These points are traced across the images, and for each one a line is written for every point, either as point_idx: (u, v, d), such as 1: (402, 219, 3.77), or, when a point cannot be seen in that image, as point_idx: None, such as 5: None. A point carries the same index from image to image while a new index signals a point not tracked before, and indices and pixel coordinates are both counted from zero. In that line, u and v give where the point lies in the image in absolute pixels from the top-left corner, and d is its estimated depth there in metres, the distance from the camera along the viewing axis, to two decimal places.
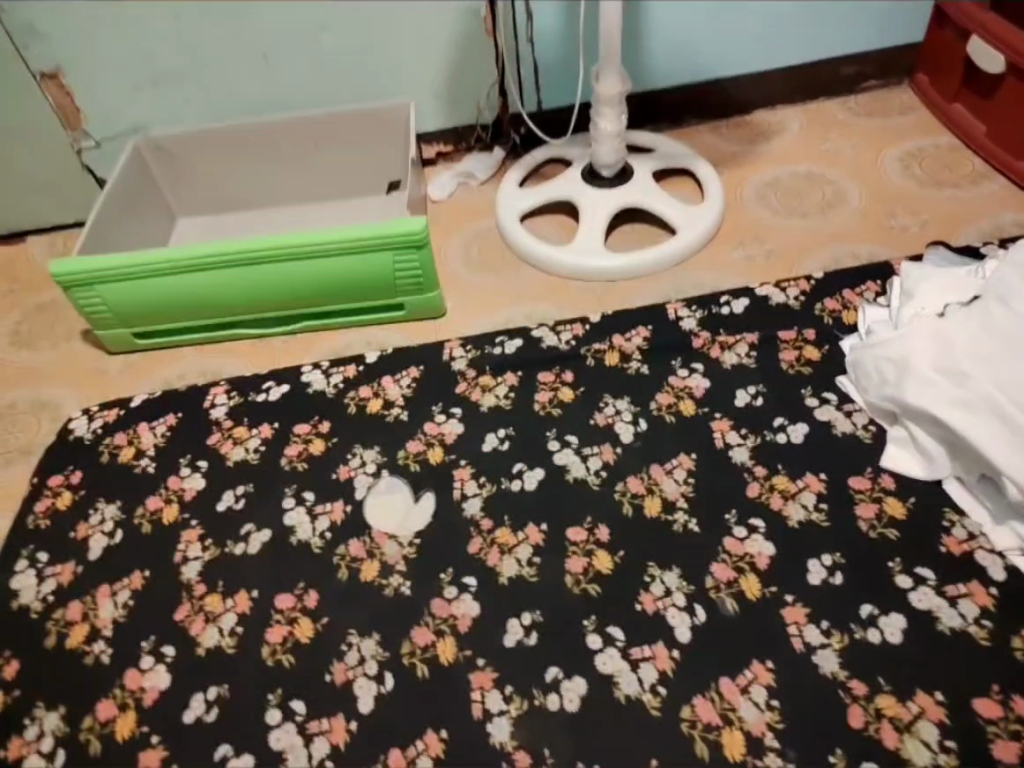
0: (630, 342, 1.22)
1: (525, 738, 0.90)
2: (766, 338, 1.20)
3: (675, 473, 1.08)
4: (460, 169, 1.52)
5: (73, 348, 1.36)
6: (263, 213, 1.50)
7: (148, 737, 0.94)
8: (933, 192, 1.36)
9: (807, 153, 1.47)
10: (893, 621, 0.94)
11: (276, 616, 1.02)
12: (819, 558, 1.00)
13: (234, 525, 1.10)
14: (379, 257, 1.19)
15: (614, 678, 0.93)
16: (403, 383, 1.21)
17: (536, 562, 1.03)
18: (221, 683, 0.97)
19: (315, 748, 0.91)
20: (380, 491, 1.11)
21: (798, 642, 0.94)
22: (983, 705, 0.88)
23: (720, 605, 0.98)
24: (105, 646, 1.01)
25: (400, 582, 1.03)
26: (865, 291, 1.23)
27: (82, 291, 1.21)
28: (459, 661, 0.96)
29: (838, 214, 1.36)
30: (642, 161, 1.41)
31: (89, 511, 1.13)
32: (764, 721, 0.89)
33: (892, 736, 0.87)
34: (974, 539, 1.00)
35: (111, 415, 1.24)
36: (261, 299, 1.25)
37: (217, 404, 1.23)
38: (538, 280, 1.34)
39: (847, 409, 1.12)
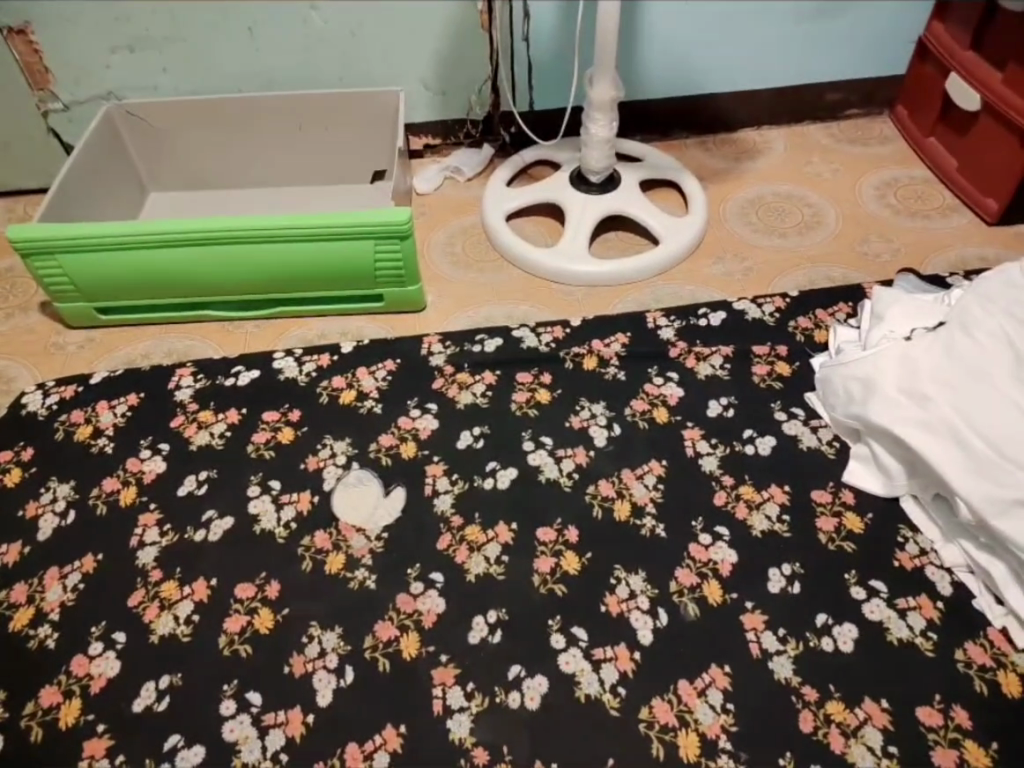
0: (608, 347, 1.23)
1: (484, 735, 0.90)
2: (740, 352, 1.22)
3: (645, 478, 1.10)
4: (447, 164, 1.52)
5: (31, 319, 1.31)
6: (239, 193, 1.47)
7: (94, 725, 0.90)
8: (905, 221, 1.41)
9: (788, 174, 1.51)
10: (846, 631, 0.97)
11: (235, 606, 0.99)
12: (779, 567, 1.02)
13: (196, 511, 1.07)
14: (360, 246, 1.17)
15: (575, 677, 0.94)
16: (378, 375, 1.20)
17: (503, 561, 1.03)
18: (173, 672, 0.94)
19: (269, 741, 0.90)
20: (349, 483, 1.09)
21: (755, 647, 0.96)
22: (925, 712, 0.91)
23: (681, 610, 0.99)
24: (50, 631, 0.97)
25: (365, 576, 1.02)
26: (836, 313, 1.26)
27: (42, 259, 1.16)
28: (421, 657, 0.95)
29: (816, 236, 1.39)
30: (631, 169, 1.42)
31: (40, 490, 1.09)
32: (719, 723, 0.91)
33: (838, 739, 0.90)
34: (925, 554, 1.04)
35: (67, 392, 1.19)
36: (235, 281, 1.22)
37: (182, 386, 1.19)
38: (520, 280, 1.34)
39: (814, 425, 1.15)
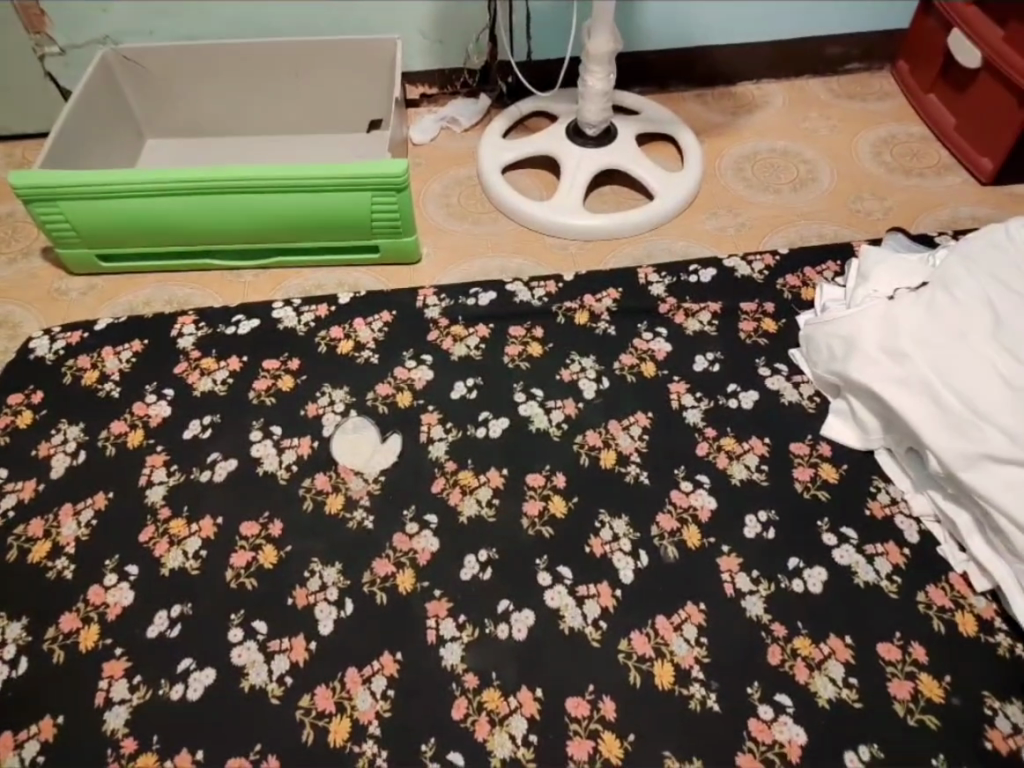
0: (600, 302, 1.26)
1: (475, 662, 0.97)
2: (728, 309, 1.25)
3: (630, 429, 1.15)
4: (444, 113, 1.51)
5: (33, 265, 1.33)
6: (234, 141, 1.46)
7: (112, 648, 0.98)
8: (899, 179, 1.42)
9: (785, 129, 1.51)
10: (816, 574, 1.04)
11: (240, 541, 1.05)
12: (756, 514, 1.08)
13: (201, 452, 1.12)
14: (356, 198, 1.19)
15: (560, 612, 1.01)
16: (375, 326, 1.23)
17: (494, 504, 1.08)
18: (183, 602, 1.01)
19: (275, 665, 0.97)
20: (347, 430, 1.14)
21: (729, 587, 1.03)
22: (886, 647, 0.98)
23: (661, 552, 1.05)
24: (68, 563, 1.03)
25: (363, 516, 1.07)
26: (825, 271, 1.29)
27: (44, 205, 1.18)
28: (416, 592, 1.02)
29: (808, 193, 1.40)
30: (626, 122, 1.42)
31: (51, 432, 1.13)
32: (693, 655, 0.98)
33: (803, 671, 0.97)
34: (896, 503, 1.09)
35: (74, 338, 1.22)
36: (234, 230, 1.23)
37: (184, 334, 1.23)
38: (514, 233, 1.36)
39: (796, 380, 1.19)
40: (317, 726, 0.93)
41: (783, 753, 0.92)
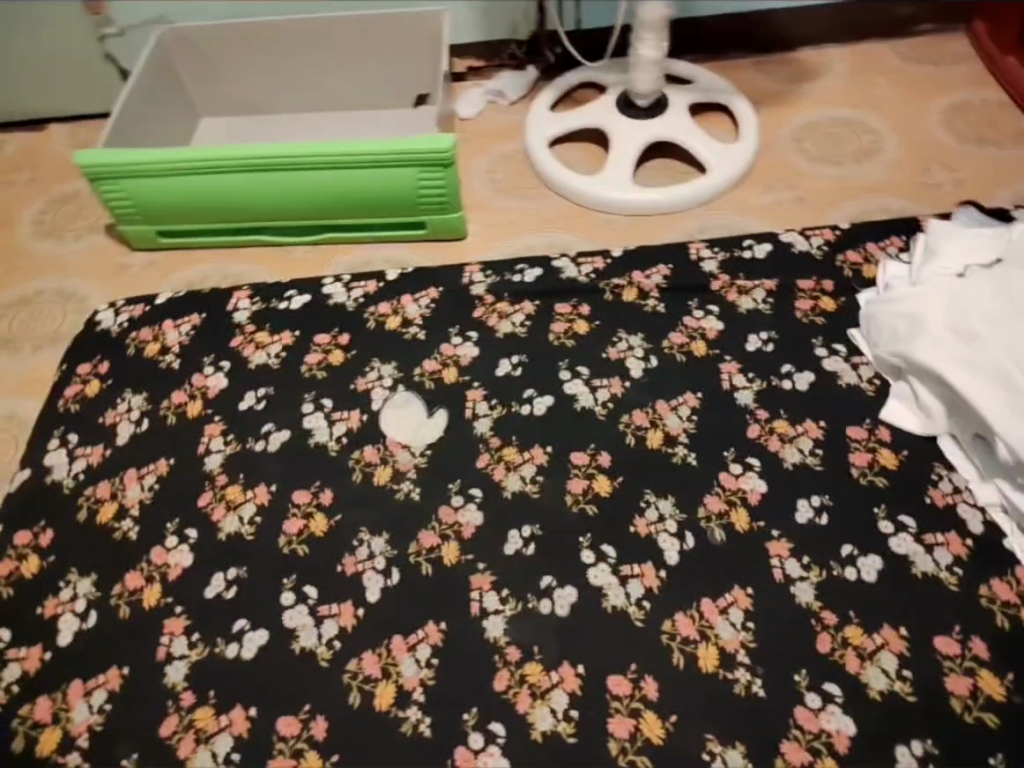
0: (649, 279, 1.23)
1: (517, 635, 0.98)
2: (783, 287, 1.21)
3: (679, 409, 1.12)
4: (489, 86, 1.49)
5: (99, 242, 1.39)
6: (285, 118, 1.48)
7: (173, 607, 1.02)
8: (974, 149, 1.33)
9: (851, 97, 1.43)
10: (870, 562, 1.00)
11: (294, 509, 1.08)
12: (808, 498, 1.05)
13: (255, 423, 1.15)
14: (404, 174, 1.19)
15: (602, 590, 1.00)
16: (421, 303, 1.24)
17: (538, 480, 1.08)
18: (240, 565, 1.05)
19: (324, 629, 1.00)
20: (395, 404, 1.15)
21: (778, 572, 1.00)
22: (943, 641, 0.94)
23: (708, 534, 1.03)
24: (132, 525, 1.09)
25: (410, 488, 1.09)
26: (889, 247, 1.23)
27: (108, 184, 1.22)
28: (460, 564, 1.03)
29: (874, 165, 1.34)
30: (678, 92, 1.38)
31: (117, 400, 1.19)
32: (738, 640, 0.96)
33: (854, 661, 0.94)
34: (959, 493, 1.04)
35: (137, 311, 1.27)
36: (285, 207, 1.26)
37: (239, 308, 1.26)
38: (563, 209, 1.34)
39: (856, 361, 1.14)
40: (363, 690, 0.96)
41: (829, 743, 0.89)
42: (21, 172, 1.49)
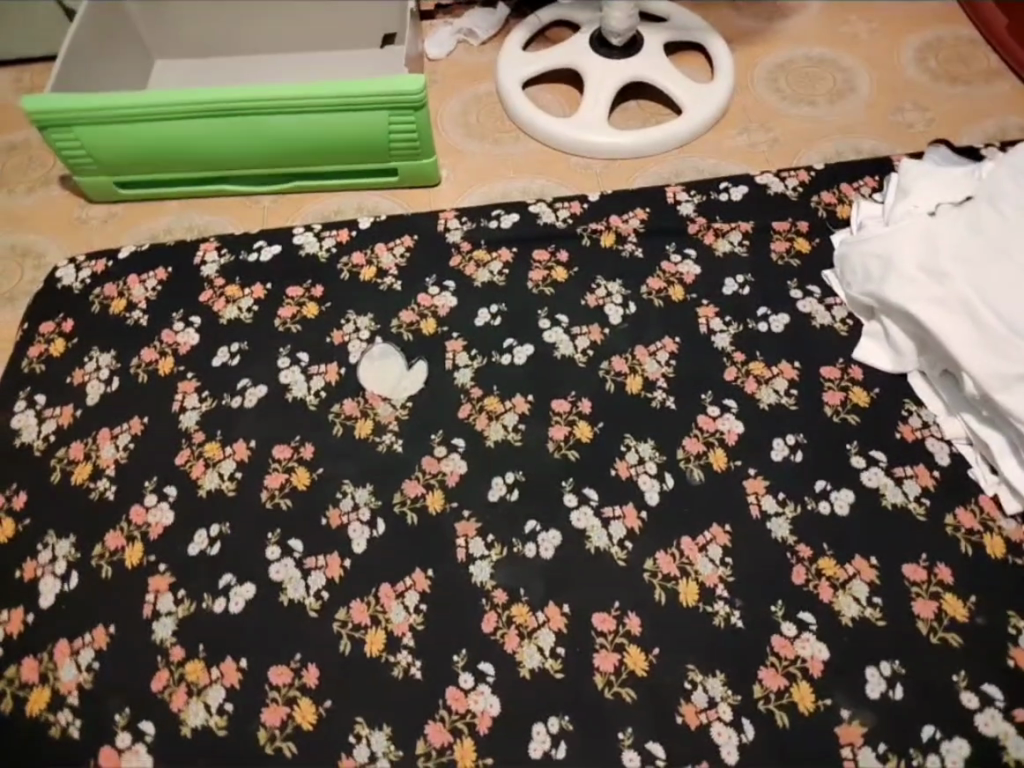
0: (626, 223, 1.23)
1: (503, 580, 1.00)
2: (759, 228, 1.22)
3: (657, 354, 1.13)
4: (460, 24, 1.45)
5: (53, 193, 1.32)
6: (245, 60, 1.41)
7: (155, 565, 1.01)
8: (944, 88, 1.34)
9: (824, 35, 1.42)
10: (843, 496, 1.04)
11: (274, 464, 1.07)
12: (784, 437, 1.07)
13: (230, 380, 1.13)
14: (372, 117, 1.15)
15: (586, 532, 1.02)
16: (397, 252, 1.22)
17: (520, 429, 1.09)
18: (222, 522, 1.04)
19: (312, 581, 1.00)
20: (374, 356, 1.14)
21: (755, 508, 1.03)
22: (911, 569, 0.99)
23: (688, 474, 1.05)
24: (109, 484, 1.07)
25: (393, 440, 1.09)
26: (861, 187, 1.24)
27: (60, 131, 1.16)
28: (445, 512, 1.04)
29: (846, 105, 1.34)
30: (653, 30, 1.35)
31: (83, 360, 1.15)
32: (717, 575, 0.99)
33: (827, 591, 0.98)
34: (927, 427, 1.08)
35: (99, 267, 1.23)
36: (250, 153, 1.21)
37: (208, 261, 1.22)
38: (537, 153, 1.32)
39: (829, 302, 1.16)
40: (354, 640, 0.97)
41: (805, 669, 0.94)
42: None
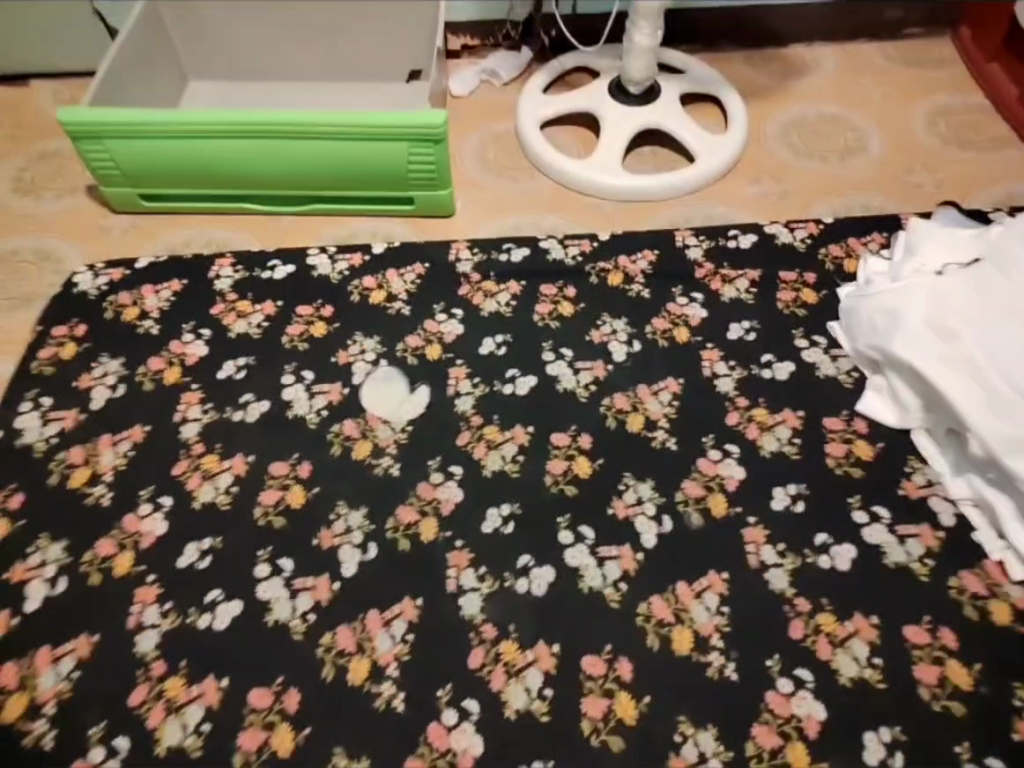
0: (635, 264, 1.24)
1: (493, 614, 0.99)
2: (766, 277, 1.23)
3: (660, 395, 1.14)
4: (484, 65, 1.50)
5: (77, 201, 1.35)
6: (275, 85, 1.45)
7: (144, 576, 1.00)
8: (953, 151, 1.37)
9: (837, 95, 1.46)
10: (844, 551, 1.02)
11: (270, 481, 1.07)
12: (783, 485, 1.07)
13: (235, 393, 1.14)
14: (394, 147, 1.18)
15: (580, 570, 1.01)
16: (408, 278, 1.24)
17: (519, 460, 1.09)
18: (215, 536, 1.03)
19: (299, 603, 0.99)
20: (378, 379, 1.15)
21: (754, 558, 1.02)
22: (913, 630, 0.97)
23: (686, 518, 1.05)
24: (106, 490, 1.06)
25: (391, 463, 1.08)
26: (869, 242, 1.26)
27: (91, 142, 1.19)
28: (439, 541, 1.03)
29: (857, 162, 1.37)
30: (671, 81, 1.39)
31: (92, 365, 1.16)
32: (712, 623, 0.98)
33: (825, 647, 0.96)
34: (932, 485, 1.07)
35: (115, 275, 1.25)
36: (272, 175, 1.24)
37: (222, 276, 1.24)
38: (552, 191, 1.34)
39: (834, 354, 1.17)
40: (338, 665, 0.95)
41: (800, 728, 0.91)
42: None
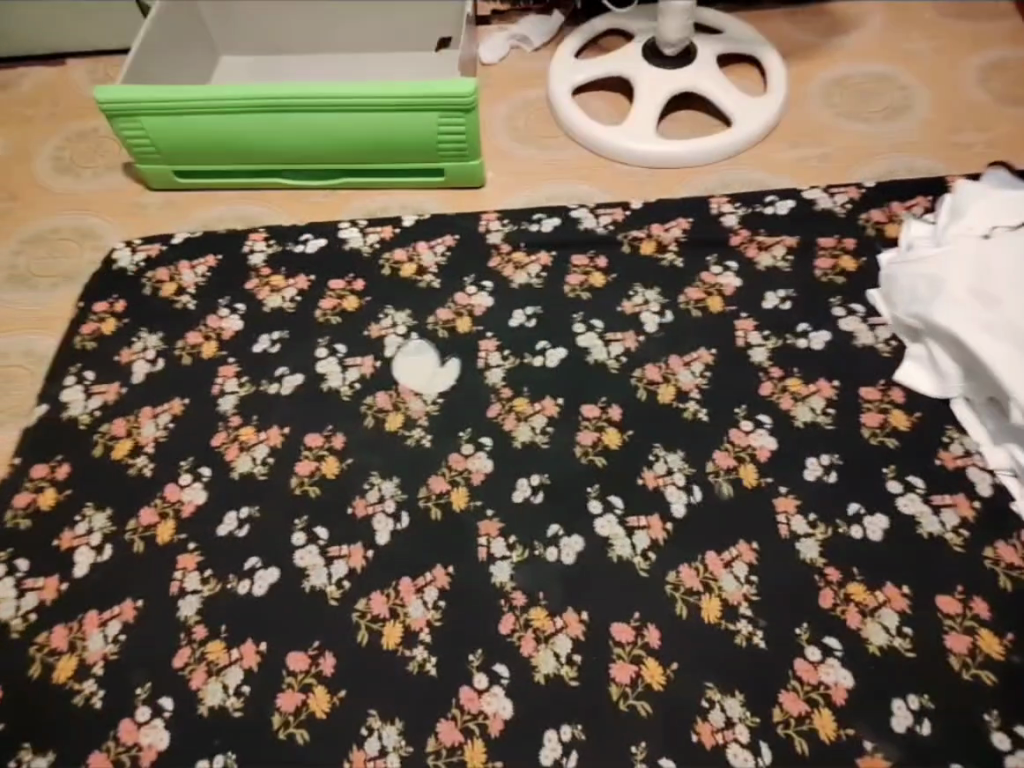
0: (668, 232, 1.22)
1: (523, 581, 1.00)
2: (804, 244, 1.20)
3: (692, 365, 1.12)
4: (515, 31, 1.47)
5: (116, 180, 1.38)
6: (307, 57, 1.45)
7: (185, 543, 1.04)
8: (1007, 109, 1.30)
9: (883, 51, 1.40)
10: (876, 521, 1.01)
11: (305, 452, 1.09)
12: (817, 456, 1.05)
13: (269, 366, 1.16)
14: (423, 117, 1.18)
15: (608, 540, 1.02)
16: (438, 250, 1.24)
17: (549, 432, 1.09)
18: (252, 504, 1.06)
19: (334, 569, 1.02)
20: (408, 352, 1.16)
21: (784, 529, 1.01)
22: (944, 601, 0.96)
23: (716, 487, 1.04)
24: (147, 461, 1.10)
25: (422, 435, 1.10)
26: (913, 207, 1.21)
27: (126, 121, 1.22)
28: (469, 509, 1.04)
29: (903, 123, 1.31)
30: (708, 42, 1.35)
31: (132, 340, 1.19)
32: (741, 593, 0.98)
33: (855, 616, 0.95)
34: (970, 456, 1.04)
35: (153, 251, 1.27)
36: (303, 149, 1.25)
37: (255, 251, 1.26)
38: (583, 160, 1.32)
39: (872, 322, 1.14)
40: (372, 629, 0.98)
41: (828, 695, 0.91)
42: (39, 106, 1.49)
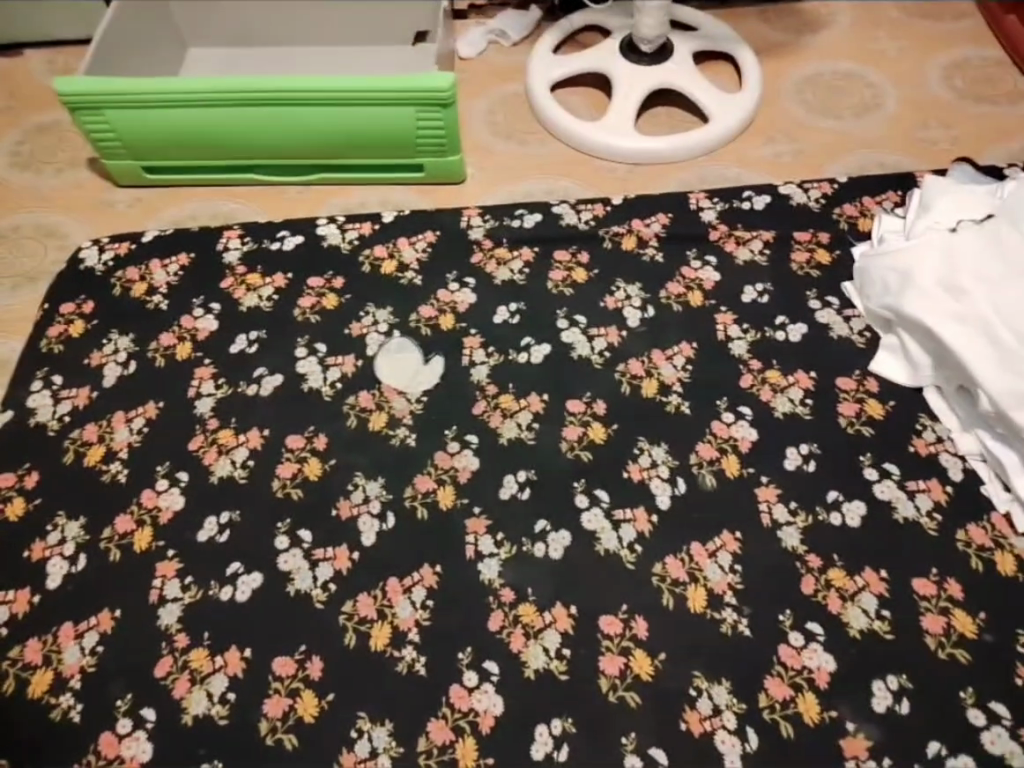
0: (648, 227, 1.23)
1: (511, 578, 1.00)
2: (781, 238, 1.22)
3: (674, 359, 1.13)
4: (492, 26, 1.46)
5: (80, 175, 1.33)
6: (279, 50, 1.42)
7: (164, 551, 1.01)
8: (970, 107, 1.35)
9: (852, 49, 1.44)
10: (855, 508, 1.03)
11: (286, 454, 1.07)
12: (797, 446, 1.08)
13: (247, 367, 1.13)
14: (401, 112, 1.16)
15: (596, 534, 1.02)
16: (418, 246, 1.22)
17: (534, 428, 1.09)
18: (233, 509, 1.04)
19: (319, 573, 1.00)
20: (390, 350, 1.14)
21: (767, 517, 1.03)
22: (920, 583, 0.99)
23: (700, 479, 1.06)
24: (121, 467, 1.07)
25: (406, 434, 1.09)
26: (884, 201, 1.24)
27: (92, 114, 1.17)
28: (456, 507, 1.04)
29: (872, 119, 1.35)
30: (683, 39, 1.36)
31: (102, 342, 1.16)
32: (726, 582, 0.99)
33: (836, 601, 0.98)
34: (941, 442, 1.08)
35: (121, 249, 1.23)
36: (278, 144, 1.22)
37: (230, 248, 1.23)
38: (563, 155, 1.33)
39: (847, 314, 1.17)
40: (358, 632, 0.97)
41: (811, 678, 0.93)
42: None
